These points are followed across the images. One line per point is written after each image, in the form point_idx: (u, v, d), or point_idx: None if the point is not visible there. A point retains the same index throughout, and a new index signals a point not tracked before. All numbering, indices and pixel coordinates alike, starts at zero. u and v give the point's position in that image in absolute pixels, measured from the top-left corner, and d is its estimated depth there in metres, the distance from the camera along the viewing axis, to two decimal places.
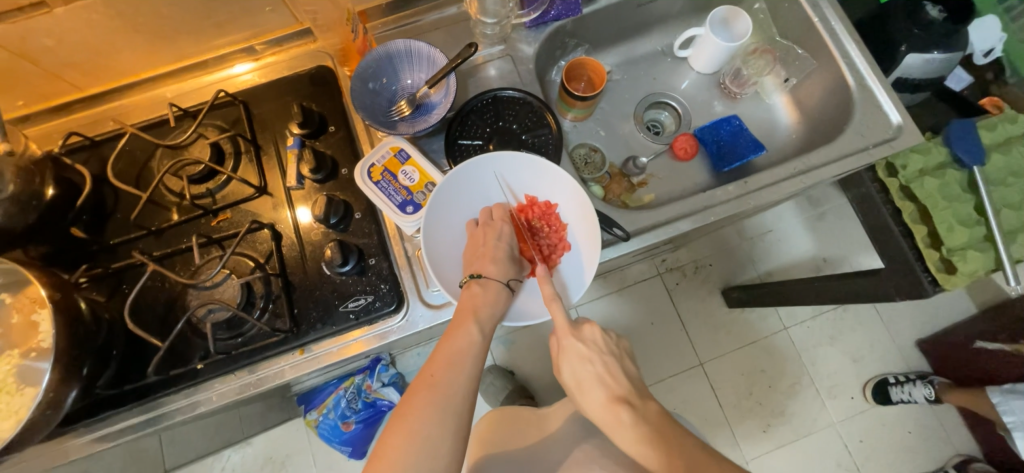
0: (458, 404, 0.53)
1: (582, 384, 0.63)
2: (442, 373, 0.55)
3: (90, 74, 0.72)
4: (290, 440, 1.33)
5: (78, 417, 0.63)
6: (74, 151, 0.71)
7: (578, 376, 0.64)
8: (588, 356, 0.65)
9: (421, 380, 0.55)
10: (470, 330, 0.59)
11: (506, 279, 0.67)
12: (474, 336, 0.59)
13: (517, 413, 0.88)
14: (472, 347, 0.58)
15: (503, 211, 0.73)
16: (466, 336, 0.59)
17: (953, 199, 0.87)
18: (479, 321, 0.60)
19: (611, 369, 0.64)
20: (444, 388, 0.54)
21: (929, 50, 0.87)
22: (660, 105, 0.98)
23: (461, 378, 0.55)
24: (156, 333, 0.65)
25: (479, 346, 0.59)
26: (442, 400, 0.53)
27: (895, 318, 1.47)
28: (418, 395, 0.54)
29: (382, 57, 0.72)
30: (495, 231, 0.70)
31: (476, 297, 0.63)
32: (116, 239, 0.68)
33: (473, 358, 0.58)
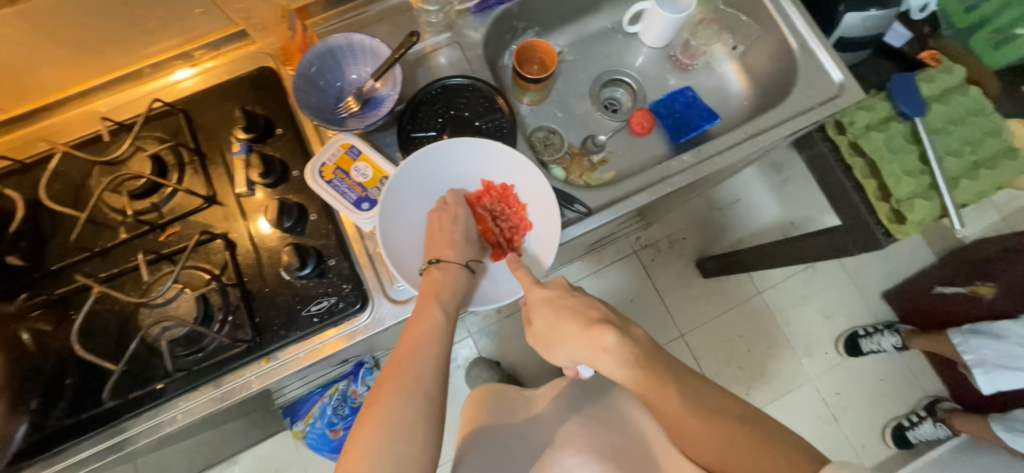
0: (430, 385, 0.53)
1: (557, 332, 0.62)
2: (408, 358, 0.55)
3: (13, 93, 0.69)
4: (280, 452, 1.31)
5: (34, 452, 0.60)
6: (5, 177, 0.68)
7: (550, 320, 0.62)
8: (555, 300, 0.63)
9: (390, 365, 0.55)
10: (432, 311, 0.59)
11: (466, 261, 0.66)
12: (438, 317, 0.59)
13: (506, 390, 0.83)
14: (437, 329, 0.58)
15: (456, 195, 0.71)
16: (430, 319, 0.58)
17: (898, 151, 0.91)
18: (441, 301, 0.60)
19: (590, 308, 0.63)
20: (412, 371, 0.53)
21: (867, 8, 0.89)
22: (615, 82, 0.98)
23: (429, 361, 0.55)
24: (111, 358, 0.63)
25: (445, 327, 0.59)
26: (412, 384, 0.53)
27: (861, 273, 1.53)
28: (388, 380, 0.53)
29: (324, 53, 0.70)
30: (450, 215, 0.69)
31: (437, 281, 0.62)
32: (57, 263, 0.65)
33: (440, 339, 0.57)
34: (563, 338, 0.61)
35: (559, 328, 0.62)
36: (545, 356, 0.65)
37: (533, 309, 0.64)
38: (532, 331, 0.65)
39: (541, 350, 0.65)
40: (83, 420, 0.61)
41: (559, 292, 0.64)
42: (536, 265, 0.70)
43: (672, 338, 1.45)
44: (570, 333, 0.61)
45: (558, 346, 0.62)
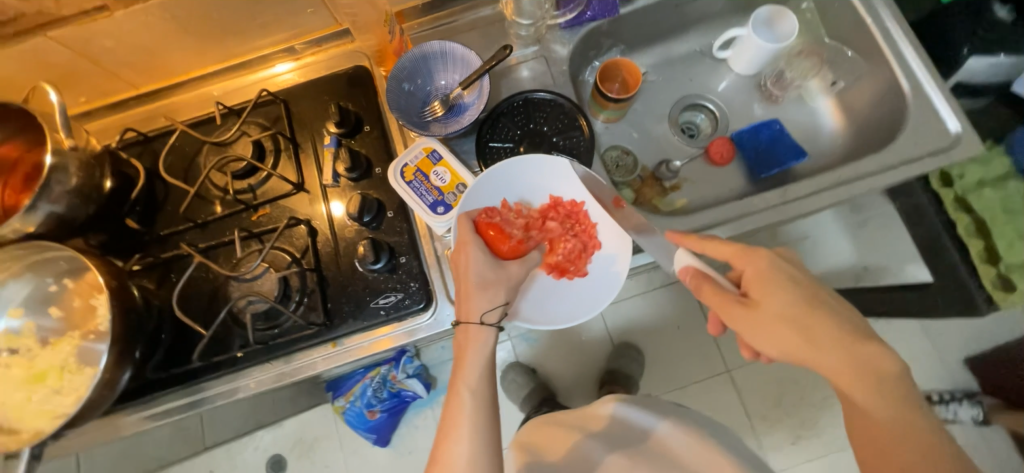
0: None
1: (789, 316, 0.56)
2: (446, 451, 0.58)
3: (144, 73, 0.77)
4: (319, 424, 1.35)
5: (129, 396, 0.68)
6: (129, 146, 0.76)
7: (782, 314, 0.56)
8: (786, 280, 0.58)
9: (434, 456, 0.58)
10: (462, 398, 0.60)
11: (481, 316, 0.63)
12: (467, 401, 0.60)
13: (559, 419, 0.89)
14: (468, 415, 0.59)
15: (466, 224, 0.65)
16: (462, 406, 0.60)
17: (1017, 213, 0.82)
18: (468, 382, 0.61)
19: (805, 288, 0.58)
20: (449, 465, 0.57)
21: (995, 51, 0.82)
22: (696, 107, 0.96)
23: (463, 450, 0.57)
24: (200, 321, 0.69)
25: (477, 411, 0.60)
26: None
27: (943, 334, 1.38)
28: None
29: (418, 58, 0.73)
30: (463, 257, 0.64)
31: (466, 348, 0.63)
32: (165, 230, 0.72)
33: (475, 424, 0.59)
34: (796, 337, 0.55)
35: (812, 329, 0.55)
36: (746, 338, 0.59)
37: (752, 284, 0.59)
38: (752, 313, 0.58)
39: (741, 333, 0.60)
40: (172, 374, 0.67)
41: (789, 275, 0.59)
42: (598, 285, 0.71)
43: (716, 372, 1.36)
44: (818, 339, 0.55)
45: (775, 336, 0.56)
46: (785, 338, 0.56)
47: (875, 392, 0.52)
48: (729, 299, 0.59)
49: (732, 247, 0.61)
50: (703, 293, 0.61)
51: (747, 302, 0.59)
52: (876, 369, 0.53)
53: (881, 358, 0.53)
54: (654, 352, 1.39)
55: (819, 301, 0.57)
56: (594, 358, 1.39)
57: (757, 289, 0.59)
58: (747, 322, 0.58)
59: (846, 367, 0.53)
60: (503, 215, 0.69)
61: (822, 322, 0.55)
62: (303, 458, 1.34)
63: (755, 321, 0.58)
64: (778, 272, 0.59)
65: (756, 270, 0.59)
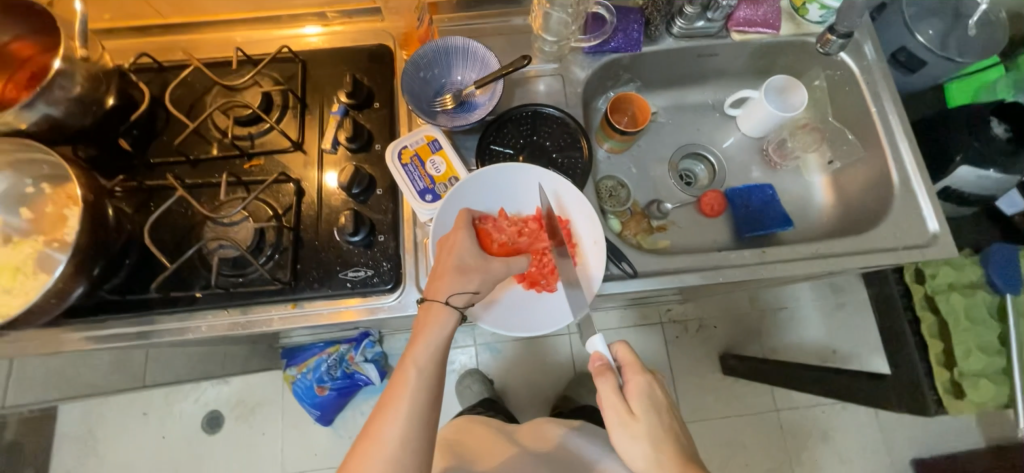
0: (402, 453, 0.56)
1: (651, 439, 0.61)
2: (383, 421, 0.58)
3: (174, 5, 0.78)
4: (267, 388, 1.32)
5: (78, 313, 0.67)
6: (141, 71, 0.77)
7: (651, 433, 0.61)
8: (657, 403, 0.63)
9: (373, 421, 0.59)
10: (411, 369, 0.60)
11: (448, 297, 0.62)
12: (412, 375, 0.60)
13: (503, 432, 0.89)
14: (412, 389, 0.59)
15: (465, 216, 0.67)
16: (410, 377, 0.60)
17: (978, 321, 0.85)
18: (416, 356, 0.61)
19: (669, 411, 0.63)
20: (384, 436, 0.57)
21: (986, 167, 0.85)
22: (697, 156, 0.98)
23: (400, 424, 0.58)
24: (167, 254, 0.69)
25: (420, 387, 0.60)
26: (381, 449, 0.56)
27: (895, 431, 1.39)
28: (364, 446, 0.57)
29: (439, 50, 0.75)
30: (451, 239, 0.66)
31: (429, 322, 0.62)
32: (156, 158, 0.72)
33: (416, 399, 0.59)
34: (648, 455, 0.60)
35: (663, 453, 0.60)
36: (619, 445, 0.63)
37: (633, 395, 0.63)
38: (631, 427, 0.61)
39: (618, 440, 0.63)
40: (126, 299, 0.67)
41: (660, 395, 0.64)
42: (560, 308, 0.71)
43: None
44: (666, 467, 0.59)
45: (636, 450, 0.61)
46: (642, 456, 0.61)
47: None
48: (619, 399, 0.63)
49: (626, 355, 0.66)
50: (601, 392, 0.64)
51: (630, 413, 0.62)
52: None
53: None
54: None
55: (674, 426, 0.63)
56: (553, 381, 1.39)
57: (639, 400, 0.62)
58: (627, 430, 0.62)
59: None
60: (497, 222, 0.72)
61: (673, 453, 0.60)
62: (242, 420, 1.31)
63: (624, 434, 0.62)
64: (651, 392, 0.64)
65: (637, 383, 0.63)
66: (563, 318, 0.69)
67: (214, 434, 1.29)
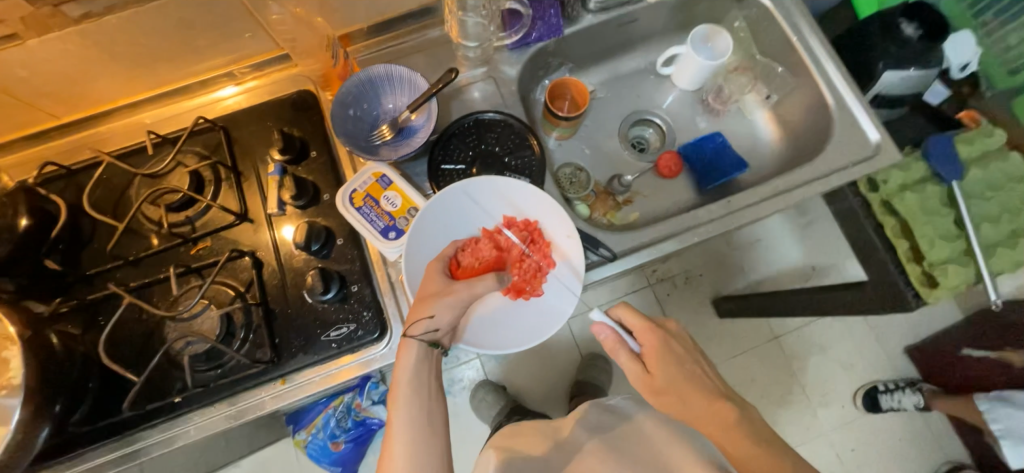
0: None
1: (677, 388, 0.64)
2: (386, 467, 0.58)
3: (67, 102, 0.72)
4: (281, 459, 1.28)
5: (52, 454, 0.62)
6: (50, 180, 0.71)
7: (671, 380, 0.65)
8: (677, 355, 0.67)
9: (382, 468, 0.58)
10: (404, 407, 0.60)
11: (418, 335, 0.60)
12: (402, 415, 0.59)
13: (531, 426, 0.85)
14: (404, 427, 0.59)
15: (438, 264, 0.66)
16: (404, 416, 0.59)
17: (932, 213, 0.90)
18: (401, 395, 0.60)
19: (687, 356, 0.67)
20: None
21: (906, 67, 0.90)
22: (644, 122, 0.99)
23: (401, 465, 0.57)
24: (133, 366, 0.64)
25: (412, 422, 0.59)
26: None
27: (885, 326, 1.46)
28: None
29: (363, 82, 0.72)
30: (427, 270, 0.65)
31: (407, 360, 0.61)
32: (92, 269, 0.67)
33: (411, 436, 0.59)
34: (676, 402, 0.64)
35: (687, 395, 0.63)
36: (654, 403, 0.67)
37: (652, 357, 0.67)
38: (649, 382, 0.66)
39: (649, 397, 0.67)
40: (100, 427, 0.62)
41: (678, 347, 0.68)
42: (546, 310, 0.70)
43: None
44: (692, 402, 0.63)
45: (665, 404, 0.65)
46: (671, 405, 0.64)
47: (738, 439, 0.58)
48: (633, 363, 0.68)
49: (637, 321, 0.69)
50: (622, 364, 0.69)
51: (649, 374, 0.67)
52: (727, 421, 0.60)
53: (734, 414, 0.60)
54: None
55: (698, 366, 0.67)
56: (563, 370, 1.39)
57: (651, 353, 0.67)
58: (651, 386, 0.66)
59: (716, 423, 0.60)
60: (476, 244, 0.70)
61: (696, 388, 0.64)
62: None
63: (653, 393, 0.66)
64: (668, 348, 0.67)
65: (653, 343, 0.67)
66: (551, 323, 0.69)
67: None
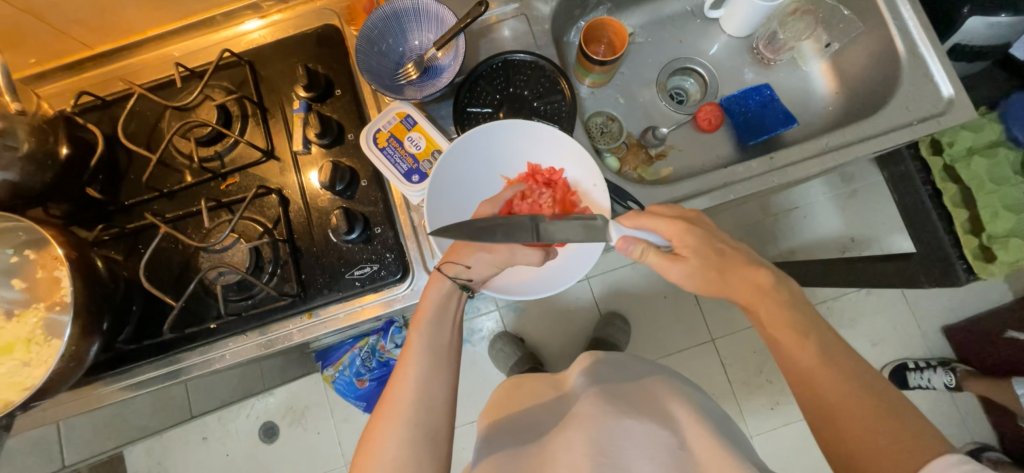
0: (415, 414, 0.55)
1: (712, 276, 0.60)
2: (396, 388, 0.57)
3: (98, 32, 0.72)
4: (309, 392, 1.36)
5: (104, 368, 0.67)
6: (86, 111, 0.72)
7: (705, 264, 0.60)
8: (705, 240, 0.61)
9: (389, 391, 0.58)
10: (424, 336, 0.60)
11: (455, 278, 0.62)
12: (421, 340, 0.59)
13: (533, 382, 0.89)
14: (421, 352, 0.59)
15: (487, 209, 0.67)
16: (423, 342, 0.59)
17: (1002, 183, 0.83)
18: (424, 322, 0.61)
19: (716, 240, 0.62)
20: (396, 400, 0.56)
21: (997, 13, 0.79)
22: (685, 71, 0.92)
23: (411, 388, 0.57)
24: (171, 293, 0.68)
25: (429, 350, 0.59)
26: (399, 415, 0.55)
27: (924, 303, 1.39)
28: (380, 414, 0.56)
29: (389, 16, 0.69)
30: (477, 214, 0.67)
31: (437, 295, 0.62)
32: (130, 199, 0.70)
33: (426, 362, 0.58)
34: (712, 275, 0.60)
35: (725, 273, 0.60)
36: (682, 288, 0.62)
37: (683, 246, 0.60)
38: (682, 268, 0.61)
39: (681, 285, 0.62)
40: (146, 345, 0.67)
41: (703, 233, 0.61)
42: (567, 269, 0.69)
43: (701, 342, 1.38)
44: (730, 279, 0.60)
45: (701, 283, 0.61)
46: (708, 283, 0.61)
47: (774, 307, 0.58)
48: (664, 259, 0.61)
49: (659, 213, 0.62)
50: (649, 261, 0.61)
51: (680, 259, 0.61)
52: (765, 292, 0.59)
53: (763, 278, 0.60)
54: (639, 321, 1.40)
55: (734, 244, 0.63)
56: (581, 327, 1.40)
57: (683, 243, 0.60)
58: (684, 276, 0.61)
59: (753, 293, 0.59)
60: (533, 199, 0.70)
61: (734, 266, 0.60)
62: (295, 425, 1.36)
63: (688, 282, 0.61)
64: (697, 234, 0.61)
65: (682, 231, 0.60)
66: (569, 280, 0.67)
67: (273, 443, 1.35)
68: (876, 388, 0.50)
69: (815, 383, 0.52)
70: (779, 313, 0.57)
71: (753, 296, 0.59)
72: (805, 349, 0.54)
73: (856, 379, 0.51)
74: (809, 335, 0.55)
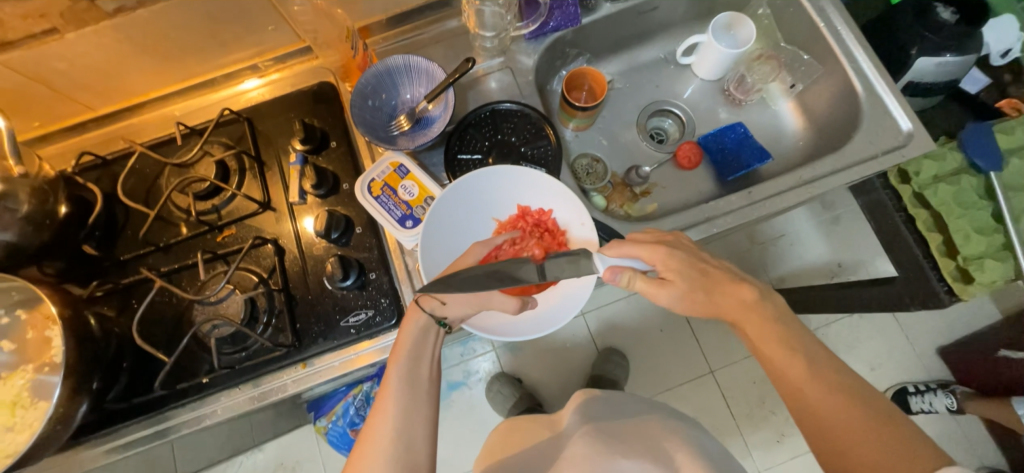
0: (395, 449, 0.56)
1: (699, 296, 0.62)
2: (375, 421, 0.58)
3: (102, 95, 0.75)
4: (302, 445, 1.31)
5: (91, 429, 0.65)
6: (86, 170, 0.74)
7: (694, 287, 0.62)
8: (689, 263, 0.62)
9: (369, 425, 0.58)
10: (402, 368, 0.60)
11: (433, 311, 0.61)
12: (399, 373, 0.59)
13: (528, 422, 0.86)
14: (399, 385, 0.59)
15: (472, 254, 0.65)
16: (402, 375, 0.59)
17: (969, 206, 0.86)
18: (403, 355, 0.60)
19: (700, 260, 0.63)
20: (376, 434, 0.57)
21: (942, 53, 0.86)
22: (663, 112, 0.97)
23: (390, 422, 0.57)
24: (164, 348, 0.67)
25: (408, 382, 0.59)
26: (378, 450, 0.55)
27: (915, 326, 1.41)
28: (361, 449, 0.56)
29: (382, 73, 0.73)
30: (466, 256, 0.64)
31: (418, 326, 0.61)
32: (126, 255, 0.71)
33: (405, 395, 0.58)
34: (699, 297, 0.62)
35: (710, 292, 0.62)
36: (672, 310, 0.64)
37: (667, 271, 0.62)
38: (669, 292, 0.62)
39: (671, 306, 0.63)
40: (135, 403, 0.66)
41: (687, 255, 0.63)
42: (554, 308, 0.70)
43: (700, 374, 1.37)
44: (717, 299, 0.62)
45: (689, 304, 0.62)
46: (695, 303, 0.62)
47: (760, 323, 0.59)
48: (651, 284, 0.62)
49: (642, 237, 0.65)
50: (637, 287, 0.63)
51: (666, 283, 0.62)
52: (750, 306, 0.60)
53: (747, 292, 0.61)
54: (637, 355, 1.39)
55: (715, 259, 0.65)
56: (579, 364, 1.39)
57: (667, 268, 0.62)
58: (673, 299, 0.62)
59: (739, 310, 0.61)
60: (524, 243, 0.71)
61: (720, 284, 0.62)
62: None
63: (677, 305, 0.63)
64: (682, 257, 0.62)
65: (666, 256, 0.62)
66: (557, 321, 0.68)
67: None
68: (865, 399, 0.53)
69: (807, 398, 0.54)
70: (765, 329, 0.59)
71: (739, 313, 0.61)
72: (797, 365, 0.56)
73: (848, 390, 0.54)
74: (800, 351, 0.57)
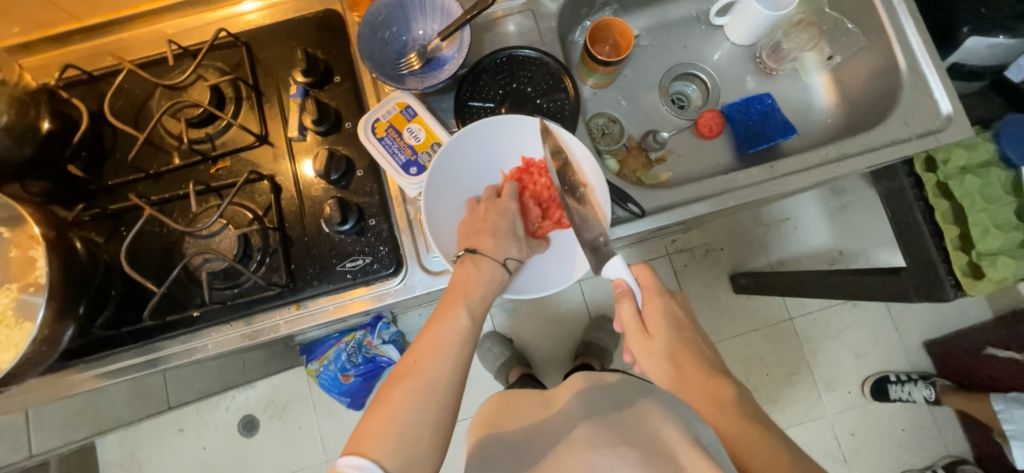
0: (444, 395, 0.49)
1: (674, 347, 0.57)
2: (427, 359, 0.50)
3: (88, 4, 0.69)
4: (292, 386, 1.33)
5: (79, 353, 0.64)
6: (72, 86, 0.69)
7: (670, 342, 0.58)
8: (677, 321, 0.60)
9: (411, 362, 0.50)
10: (466, 315, 0.54)
11: (503, 258, 0.61)
12: (463, 321, 0.53)
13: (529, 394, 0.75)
14: (461, 334, 0.53)
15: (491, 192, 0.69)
16: (463, 322, 0.54)
17: (992, 201, 0.83)
18: (470, 304, 0.55)
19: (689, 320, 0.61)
20: (428, 374, 0.49)
21: (995, 34, 0.81)
22: (688, 77, 0.92)
23: (447, 363, 0.50)
24: (153, 279, 0.65)
25: (468, 333, 0.53)
26: (424, 389, 0.48)
27: (908, 319, 1.41)
28: (400, 384, 0.49)
29: (394, 3, 0.67)
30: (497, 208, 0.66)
31: (470, 276, 0.58)
32: (114, 179, 0.67)
33: (464, 344, 0.52)
34: (667, 372, 0.57)
35: (680, 360, 0.57)
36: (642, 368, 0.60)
37: (653, 315, 0.60)
38: (645, 343, 0.59)
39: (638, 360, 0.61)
40: (124, 332, 0.65)
41: (677, 311, 0.61)
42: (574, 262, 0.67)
43: None
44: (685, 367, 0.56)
45: (656, 370, 0.58)
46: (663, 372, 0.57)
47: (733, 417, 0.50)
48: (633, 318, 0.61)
49: (648, 274, 0.64)
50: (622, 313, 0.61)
51: (648, 334, 0.60)
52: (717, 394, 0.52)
53: (726, 387, 0.53)
54: None
55: (707, 361, 0.57)
56: (569, 330, 1.40)
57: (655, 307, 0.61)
58: (642, 349, 0.60)
59: (706, 396, 0.52)
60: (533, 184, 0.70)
61: (694, 366, 0.56)
62: (275, 419, 1.32)
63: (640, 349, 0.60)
64: (669, 307, 0.61)
65: (659, 303, 0.61)
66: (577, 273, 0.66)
67: (253, 436, 1.31)
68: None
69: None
70: (736, 415, 0.50)
71: (708, 386, 0.53)
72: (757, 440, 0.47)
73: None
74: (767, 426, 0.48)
